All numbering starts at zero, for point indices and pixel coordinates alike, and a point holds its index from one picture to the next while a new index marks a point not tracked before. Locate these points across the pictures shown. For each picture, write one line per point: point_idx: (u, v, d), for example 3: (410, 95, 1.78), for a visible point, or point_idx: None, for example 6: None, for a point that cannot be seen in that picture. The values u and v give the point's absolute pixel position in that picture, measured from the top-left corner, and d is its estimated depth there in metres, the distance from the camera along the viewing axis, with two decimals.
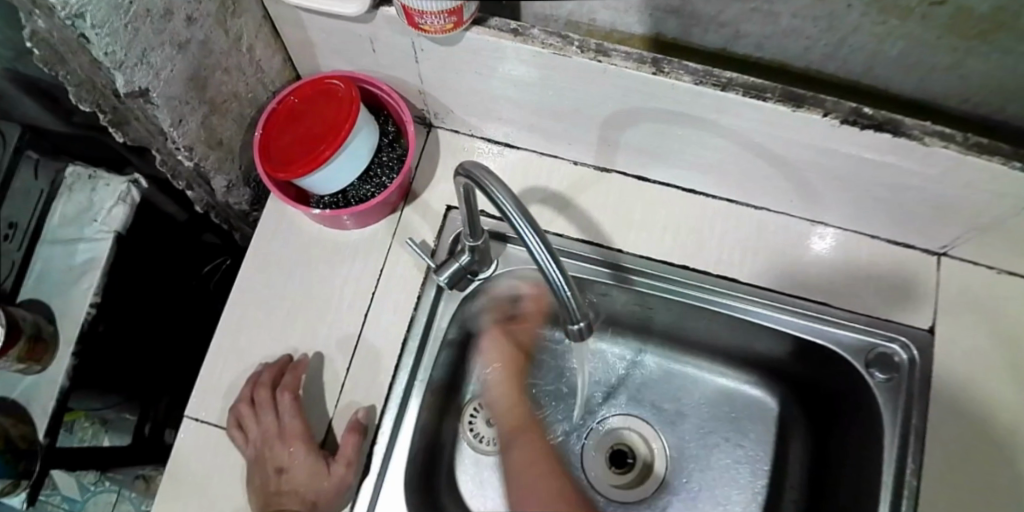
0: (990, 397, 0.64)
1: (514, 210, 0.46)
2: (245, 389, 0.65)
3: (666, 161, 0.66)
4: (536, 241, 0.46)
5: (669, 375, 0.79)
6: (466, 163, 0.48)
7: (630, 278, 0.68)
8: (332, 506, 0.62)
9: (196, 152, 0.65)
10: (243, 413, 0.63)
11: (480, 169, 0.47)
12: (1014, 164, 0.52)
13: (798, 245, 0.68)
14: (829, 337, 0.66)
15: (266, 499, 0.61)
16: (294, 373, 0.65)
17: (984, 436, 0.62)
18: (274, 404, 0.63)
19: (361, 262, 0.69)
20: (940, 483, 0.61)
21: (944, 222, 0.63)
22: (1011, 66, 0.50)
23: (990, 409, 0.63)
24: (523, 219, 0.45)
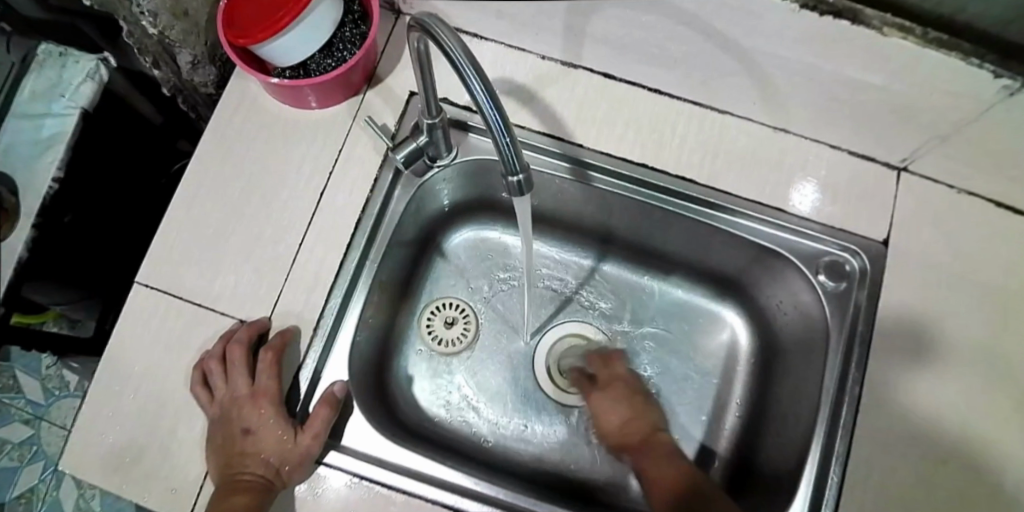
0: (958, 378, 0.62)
1: (463, 59, 0.43)
2: (218, 347, 0.64)
3: (632, 56, 0.65)
4: (481, 91, 0.44)
5: (628, 287, 0.79)
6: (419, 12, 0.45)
7: (588, 174, 0.68)
8: (295, 479, 0.60)
9: (160, 20, 0.64)
10: (210, 369, 0.62)
11: (432, 20, 0.45)
12: (971, 61, 0.51)
13: (758, 151, 0.68)
14: (781, 243, 0.66)
15: (226, 460, 0.60)
16: (279, 337, 0.63)
17: (927, 357, 0.63)
18: (248, 364, 0.62)
19: (321, 142, 0.69)
20: (884, 420, 0.61)
21: (905, 130, 0.62)
22: None
23: (950, 382, 0.62)
24: (471, 67, 0.43)
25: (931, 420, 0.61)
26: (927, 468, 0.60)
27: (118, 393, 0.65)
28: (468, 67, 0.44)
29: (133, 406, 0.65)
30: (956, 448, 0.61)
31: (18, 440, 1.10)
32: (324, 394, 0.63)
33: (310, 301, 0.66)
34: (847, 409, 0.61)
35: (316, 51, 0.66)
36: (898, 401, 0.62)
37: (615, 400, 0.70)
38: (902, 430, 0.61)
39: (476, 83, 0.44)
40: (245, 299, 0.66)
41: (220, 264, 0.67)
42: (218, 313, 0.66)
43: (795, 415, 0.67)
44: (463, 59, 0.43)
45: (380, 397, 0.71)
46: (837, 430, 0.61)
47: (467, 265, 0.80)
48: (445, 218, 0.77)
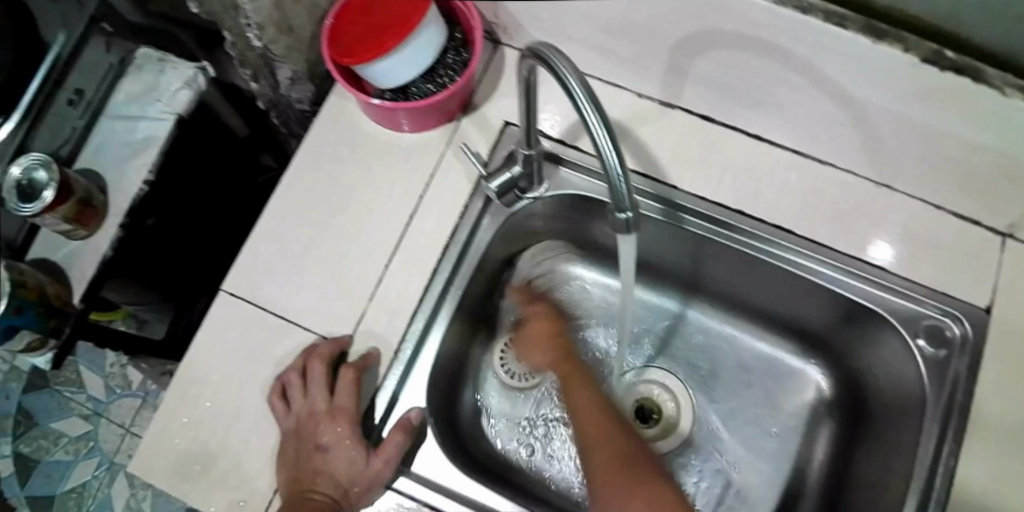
0: None
1: (582, 90, 0.44)
2: (298, 361, 0.64)
3: (733, 99, 0.64)
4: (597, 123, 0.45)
5: (708, 336, 0.78)
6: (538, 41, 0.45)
7: (680, 216, 0.67)
8: (364, 500, 0.60)
9: (266, 34, 0.65)
10: (291, 383, 0.62)
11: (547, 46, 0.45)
12: None
13: (859, 207, 0.66)
14: (879, 303, 0.64)
15: (298, 473, 0.60)
16: (363, 357, 0.64)
17: None
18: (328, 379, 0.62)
19: (411, 165, 0.69)
20: (997, 496, 0.58)
21: (1019, 196, 0.60)
22: None
23: None
24: (588, 100, 0.44)
25: None
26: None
27: (198, 403, 0.65)
28: (585, 99, 0.45)
29: (209, 415, 0.65)
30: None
31: (75, 434, 1.12)
32: (401, 419, 0.62)
33: (389, 324, 0.66)
34: (941, 479, 0.58)
35: (418, 76, 0.66)
36: (1002, 494, 0.57)
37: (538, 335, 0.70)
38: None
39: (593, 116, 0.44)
40: (325, 316, 0.66)
41: (305, 281, 0.67)
42: (299, 330, 0.66)
43: (881, 480, 0.64)
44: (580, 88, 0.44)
45: (453, 427, 0.70)
46: (930, 500, 0.58)
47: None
48: (527, 250, 0.76)
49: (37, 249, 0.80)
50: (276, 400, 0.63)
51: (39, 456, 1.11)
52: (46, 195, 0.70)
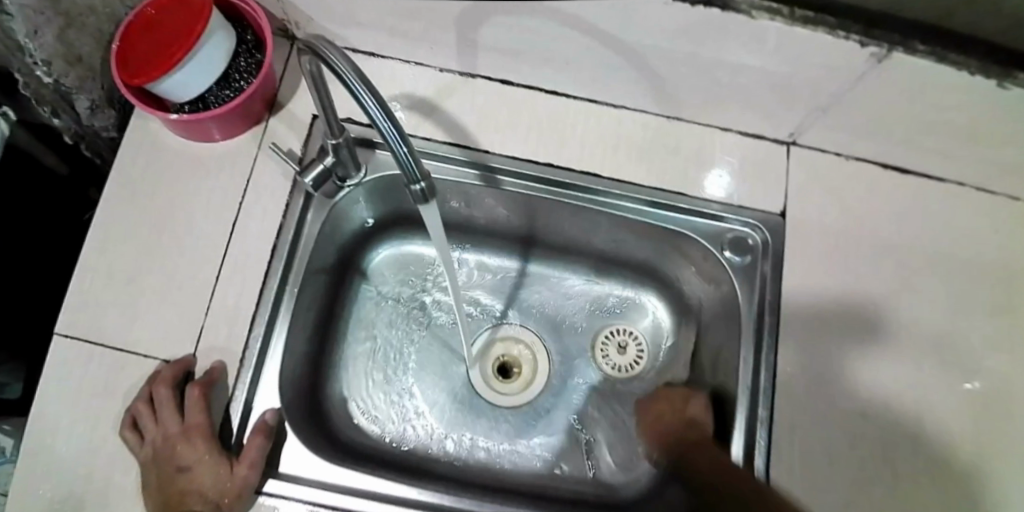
0: (871, 313, 0.68)
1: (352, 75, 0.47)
2: (143, 391, 0.63)
3: (526, 61, 0.67)
4: (374, 106, 0.49)
5: (553, 287, 0.81)
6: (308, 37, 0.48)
7: (497, 178, 0.70)
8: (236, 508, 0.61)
9: (54, 68, 0.66)
10: (138, 413, 0.62)
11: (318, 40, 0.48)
12: (836, 33, 0.55)
13: (658, 141, 0.70)
14: (690, 226, 0.69)
15: (162, 499, 0.59)
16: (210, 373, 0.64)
17: (854, 314, 0.68)
18: (176, 402, 0.62)
19: (229, 174, 0.69)
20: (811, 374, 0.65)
21: (789, 107, 0.66)
22: None
23: (867, 325, 0.68)
24: (361, 85, 0.48)
25: (858, 354, 0.67)
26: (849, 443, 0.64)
27: (46, 452, 0.63)
28: (357, 83, 0.48)
29: (62, 461, 0.63)
30: (880, 418, 0.65)
31: None
32: (260, 423, 0.63)
33: (233, 334, 0.66)
34: (766, 375, 0.65)
35: (213, 84, 0.66)
36: (822, 367, 0.65)
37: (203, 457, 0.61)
38: (824, 398, 0.65)
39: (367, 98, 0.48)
40: (167, 337, 0.66)
41: (140, 308, 0.67)
42: (142, 357, 0.66)
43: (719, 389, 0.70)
44: (353, 75, 0.48)
45: (319, 422, 0.71)
46: (758, 396, 0.64)
47: (388, 278, 0.80)
48: (364, 234, 0.78)
49: None
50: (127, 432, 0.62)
51: None
52: None
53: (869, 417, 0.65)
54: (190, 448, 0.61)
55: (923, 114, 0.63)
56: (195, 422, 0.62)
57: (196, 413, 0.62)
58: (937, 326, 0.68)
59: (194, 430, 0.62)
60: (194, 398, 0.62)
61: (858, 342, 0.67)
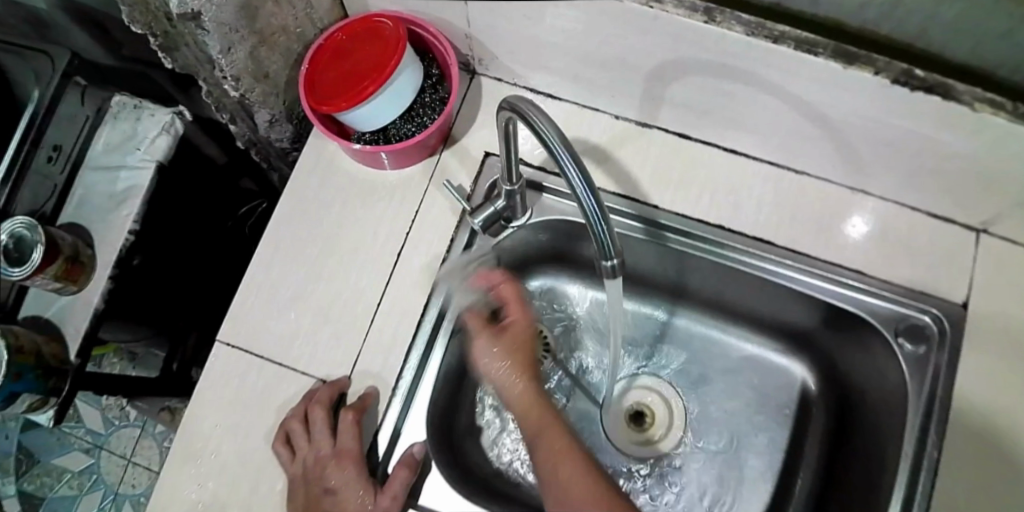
0: None
1: (558, 142, 0.44)
2: (299, 408, 0.65)
3: (709, 119, 0.66)
4: (577, 176, 0.45)
5: (697, 342, 0.80)
6: (512, 96, 0.46)
7: (662, 234, 0.68)
8: None
9: (242, 84, 0.66)
10: (295, 431, 0.63)
11: (525, 101, 0.45)
12: None
13: (836, 214, 0.67)
14: (863, 306, 0.66)
15: None
16: (364, 397, 0.65)
17: None
18: (331, 424, 0.63)
19: (397, 203, 0.69)
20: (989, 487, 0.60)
21: (990, 196, 0.62)
22: None
23: None
24: (566, 153, 0.45)
25: None
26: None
27: (201, 454, 0.66)
28: (564, 152, 0.45)
29: (215, 465, 0.66)
30: None
31: (77, 468, 1.18)
32: (404, 456, 0.64)
33: (387, 362, 0.67)
34: (925, 475, 0.61)
35: (397, 117, 0.67)
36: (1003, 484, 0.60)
37: (351, 480, 0.62)
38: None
39: (571, 167, 0.45)
40: (326, 358, 0.68)
41: (302, 325, 0.68)
42: (300, 374, 0.67)
43: (866, 478, 0.67)
44: (561, 145, 0.45)
45: (455, 452, 0.72)
46: (916, 497, 0.60)
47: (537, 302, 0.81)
48: (520, 269, 0.79)
49: (29, 307, 0.79)
50: (281, 445, 0.64)
51: (43, 493, 1.17)
52: (35, 257, 0.70)
53: None
54: (340, 470, 0.63)
55: None
56: (347, 441, 0.63)
57: (348, 434, 0.63)
58: None
59: (347, 451, 0.63)
60: (349, 419, 0.64)
61: None
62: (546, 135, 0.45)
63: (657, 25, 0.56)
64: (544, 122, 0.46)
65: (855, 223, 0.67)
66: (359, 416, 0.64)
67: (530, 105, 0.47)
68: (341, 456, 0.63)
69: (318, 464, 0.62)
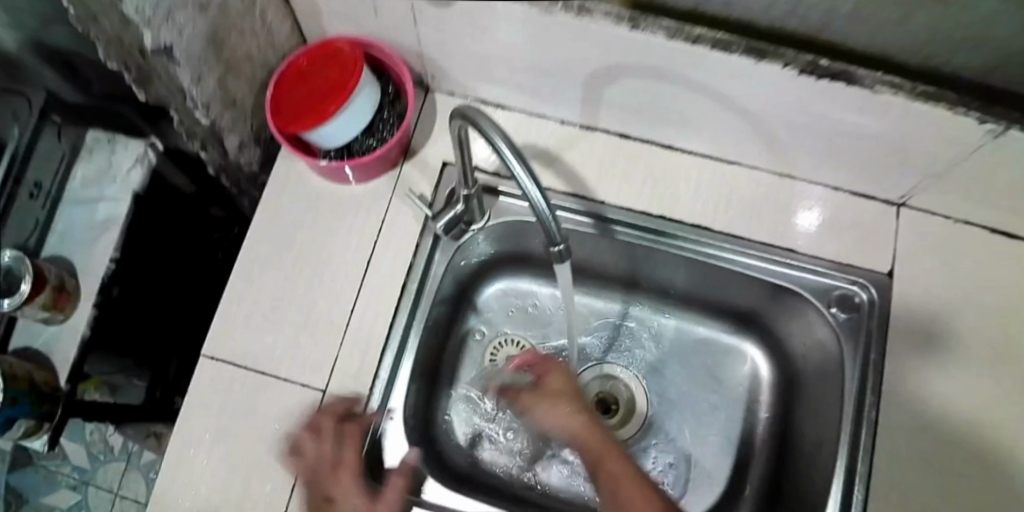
0: (999, 401, 0.67)
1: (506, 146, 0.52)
2: (308, 419, 0.69)
3: (646, 118, 0.72)
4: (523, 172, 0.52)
5: (653, 329, 0.85)
6: (462, 106, 0.54)
7: (611, 227, 0.74)
8: None
9: (212, 111, 0.71)
10: (304, 439, 0.68)
11: (473, 110, 0.53)
12: (960, 110, 0.59)
13: (768, 197, 0.74)
14: (798, 281, 0.72)
15: None
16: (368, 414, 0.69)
17: (988, 407, 0.67)
18: (335, 436, 0.67)
19: (363, 214, 0.74)
20: (925, 455, 0.66)
21: (901, 170, 0.69)
22: (954, 15, 0.56)
23: (996, 415, 0.67)
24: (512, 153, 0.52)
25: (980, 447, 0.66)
26: (951, 484, 0.65)
27: (191, 462, 0.69)
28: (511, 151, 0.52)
29: (206, 472, 0.69)
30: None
31: (66, 505, 1.19)
32: (401, 466, 0.67)
33: (363, 362, 0.71)
34: (867, 430, 0.66)
35: (359, 133, 0.72)
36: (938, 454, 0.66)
37: (346, 488, 0.65)
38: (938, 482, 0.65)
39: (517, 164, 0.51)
40: (306, 364, 0.72)
41: (281, 333, 0.73)
42: (281, 380, 0.71)
43: (815, 441, 0.72)
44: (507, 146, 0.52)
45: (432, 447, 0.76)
46: (858, 451, 0.66)
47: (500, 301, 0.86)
48: (482, 271, 0.83)
49: (19, 339, 0.82)
50: (287, 455, 0.69)
51: None
52: (25, 287, 0.75)
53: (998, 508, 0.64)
54: (337, 480, 0.65)
55: None
56: (347, 452, 0.67)
57: (349, 444, 0.67)
58: None
59: (346, 462, 0.67)
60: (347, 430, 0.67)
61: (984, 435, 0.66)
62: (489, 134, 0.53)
63: (591, 32, 0.62)
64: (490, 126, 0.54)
65: (810, 211, 0.73)
66: (360, 429, 0.67)
67: (481, 115, 0.53)
68: (336, 466, 0.66)
69: (320, 474, 0.66)
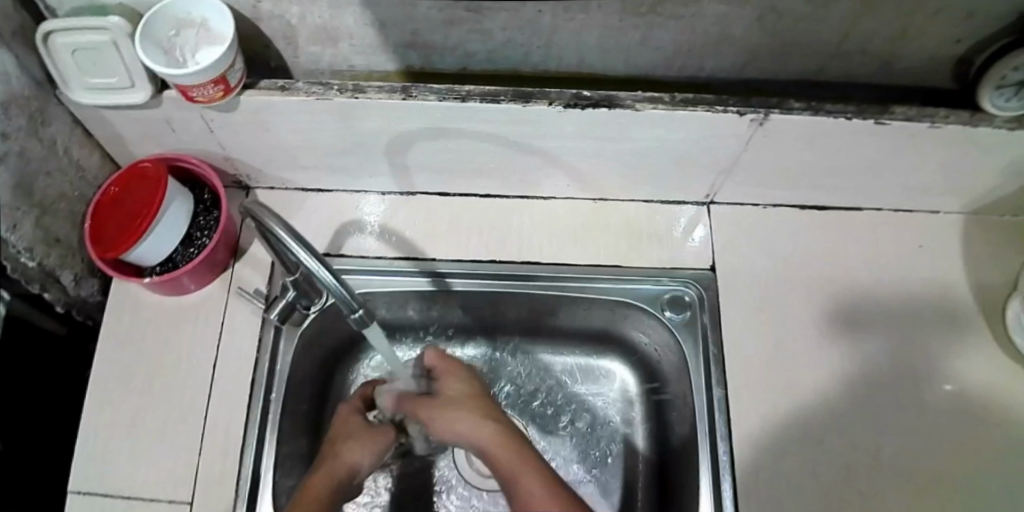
0: (892, 346, 0.73)
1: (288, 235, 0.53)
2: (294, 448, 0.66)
3: (454, 175, 0.76)
4: (307, 256, 0.54)
5: (523, 367, 0.87)
6: (244, 201, 0.54)
7: (447, 280, 0.76)
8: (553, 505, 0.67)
9: (36, 253, 0.71)
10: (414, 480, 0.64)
11: (254, 203, 0.54)
12: (716, 108, 0.63)
13: (588, 223, 0.78)
14: (631, 293, 0.75)
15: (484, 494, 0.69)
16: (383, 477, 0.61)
17: (894, 354, 0.73)
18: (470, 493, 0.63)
19: (205, 318, 0.77)
20: (829, 413, 0.70)
21: (694, 175, 0.73)
22: (687, 28, 0.61)
23: (891, 358, 0.73)
24: (293, 239, 0.53)
25: (882, 393, 0.71)
26: (850, 432, 0.70)
27: None
28: (290, 237, 0.53)
29: None
30: (916, 452, 0.69)
31: None
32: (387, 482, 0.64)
33: (227, 466, 0.71)
34: (721, 420, 0.69)
35: (178, 244, 0.74)
36: (847, 404, 0.71)
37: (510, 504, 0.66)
38: (841, 436, 0.70)
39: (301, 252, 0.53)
40: (169, 481, 0.70)
41: (140, 455, 0.71)
42: (148, 503, 0.70)
43: (683, 440, 0.74)
44: (286, 233, 0.53)
45: None
46: (717, 440, 0.69)
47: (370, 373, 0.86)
48: (341, 347, 0.85)
49: None
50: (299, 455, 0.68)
51: None
52: None
53: (897, 446, 0.69)
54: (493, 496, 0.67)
55: (814, 159, 0.70)
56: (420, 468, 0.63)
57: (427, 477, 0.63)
58: (976, 370, 0.72)
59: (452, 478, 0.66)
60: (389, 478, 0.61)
61: (882, 377, 0.72)
62: (268, 222, 0.54)
63: (372, 108, 0.65)
64: (273, 217, 0.55)
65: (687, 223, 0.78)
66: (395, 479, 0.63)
67: (267, 212, 0.54)
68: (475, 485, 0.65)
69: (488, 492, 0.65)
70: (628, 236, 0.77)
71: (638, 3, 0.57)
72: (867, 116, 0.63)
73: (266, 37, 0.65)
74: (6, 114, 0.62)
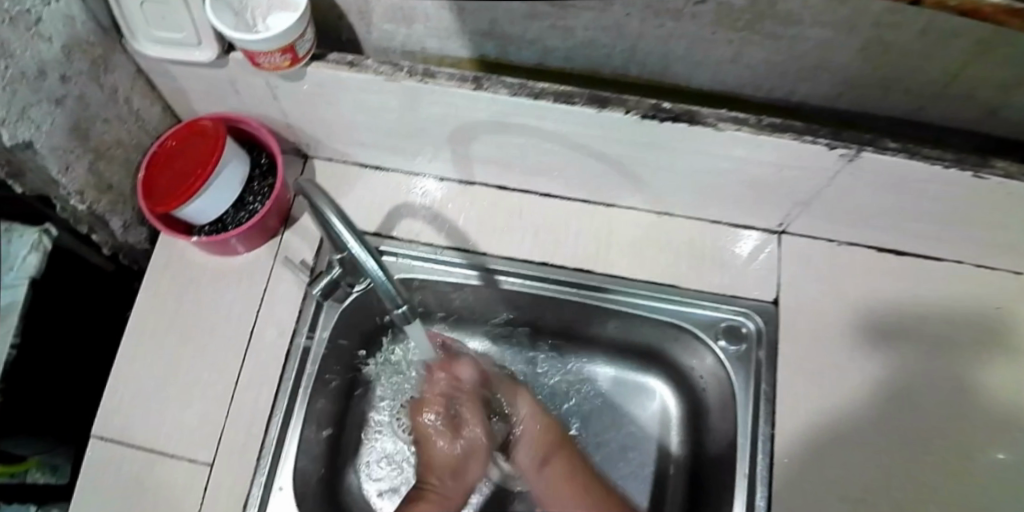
0: (947, 383, 0.69)
1: (342, 222, 0.53)
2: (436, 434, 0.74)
3: (515, 170, 0.73)
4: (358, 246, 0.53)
5: (561, 370, 0.86)
6: (302, 183, 0.53)
7: (496, 277, 0.74)
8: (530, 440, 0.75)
9: (87, 197, 0.71)
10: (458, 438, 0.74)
11: (314, 189, 0.53)
12: (806, 138, 0.59)
13: (649, 237, 0.75)
14: (685, 316, 0.73)
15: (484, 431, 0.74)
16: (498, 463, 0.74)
17: (948, 395, 0.69)
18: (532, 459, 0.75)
19: (248, 282, 0.76)
20: (874, 453, 0.67)
21: (769, 203, 0.69)
22: (784, 50, 0.57)
23: (946, 394, 0.69)
24: (347, 228, 0.52)
25: (934, 432, 0.67)
26: (895, 466, 0.66)
27: None
28: (345, 226, 0.53)
29: None
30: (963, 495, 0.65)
31: None
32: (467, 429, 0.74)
33: (251, 433, 0.70)
34: (761, 459, 0.67)
35: (230, 206, 0.73)
36: (891, 441, 0.67)
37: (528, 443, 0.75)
38: (886, 476, 0.66)
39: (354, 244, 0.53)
40: (195, 439, 0.70)
41: (168, 410, 0.72)
42: (170, 458, 0.70)
43: (719, 475, 0.71)
44: (342, 221, 0.53)
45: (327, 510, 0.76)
46: (756, 482, 0.66)
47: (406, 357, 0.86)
48: (382, 329, 0.84)
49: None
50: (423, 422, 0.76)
51: None
52: None
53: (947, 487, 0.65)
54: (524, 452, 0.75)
55: (901, 204, 0.65)
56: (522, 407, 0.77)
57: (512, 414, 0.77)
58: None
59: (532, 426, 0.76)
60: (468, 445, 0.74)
61: (931, 412, 0.68)
62: (326, 210, 0.53)
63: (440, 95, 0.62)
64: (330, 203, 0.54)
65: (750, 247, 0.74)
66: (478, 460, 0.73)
67: (322, 196, 0.53)
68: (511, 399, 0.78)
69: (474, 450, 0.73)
70: (688, 256, 0.74)
71: (735, 18, 0.53)
72: (965, 167, 0.58)
73: (340, 9, 0.62)
74: (68, 57, 0.61)
